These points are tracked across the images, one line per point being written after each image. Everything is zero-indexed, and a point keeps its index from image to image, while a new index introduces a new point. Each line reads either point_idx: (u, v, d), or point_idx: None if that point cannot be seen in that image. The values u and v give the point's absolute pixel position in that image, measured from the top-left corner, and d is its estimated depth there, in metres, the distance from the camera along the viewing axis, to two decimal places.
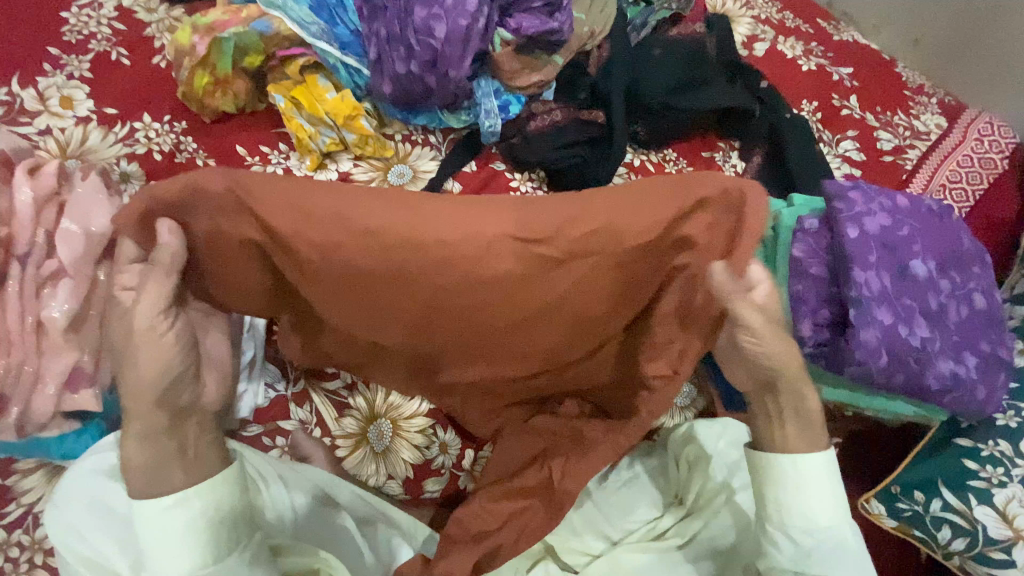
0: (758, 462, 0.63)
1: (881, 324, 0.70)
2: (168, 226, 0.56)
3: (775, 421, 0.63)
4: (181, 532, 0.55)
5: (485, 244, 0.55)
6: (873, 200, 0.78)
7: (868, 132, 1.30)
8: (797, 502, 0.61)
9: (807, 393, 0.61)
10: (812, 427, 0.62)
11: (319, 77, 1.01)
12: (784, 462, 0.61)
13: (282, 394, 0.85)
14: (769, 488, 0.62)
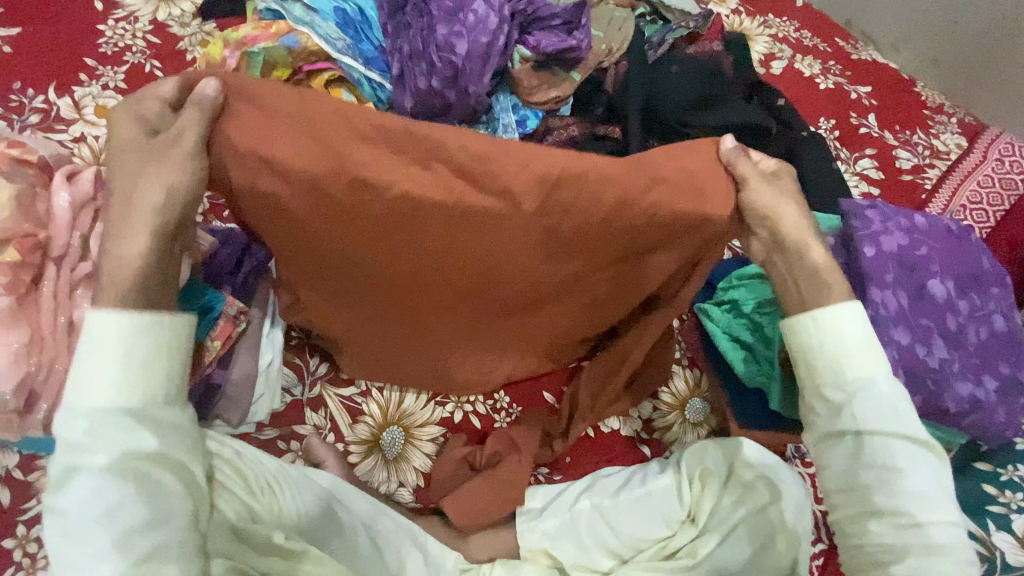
0: (785, 331, 0.65)
1: (897, 344, 0.70)
2: (213, 84, 0.54)
3: (788, 280, 0.66)
4: (126, 356, 0.53)
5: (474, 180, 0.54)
6: (891, 219, 0.77)
7: (887, 151, 1.30)
8: (831, 346, 0.61)
9: (811, 249, 0.65)
10: (824, 286, 0.63)
11: (343, 91, 1.03)
12: (806, 320, 0.63)
13: (297, 398, 0.86)
14: (804, 353, 0.63)
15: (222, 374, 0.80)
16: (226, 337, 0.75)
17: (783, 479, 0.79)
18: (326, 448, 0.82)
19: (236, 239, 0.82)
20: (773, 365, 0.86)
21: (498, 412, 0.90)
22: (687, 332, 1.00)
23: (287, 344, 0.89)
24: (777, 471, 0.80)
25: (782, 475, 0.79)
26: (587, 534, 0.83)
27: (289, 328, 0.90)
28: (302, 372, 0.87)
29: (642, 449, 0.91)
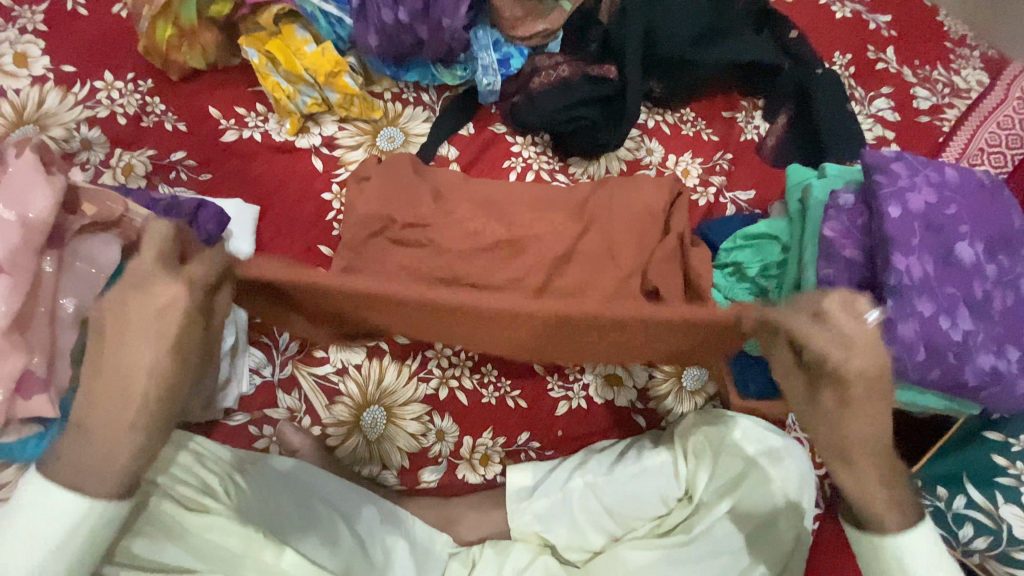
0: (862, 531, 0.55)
1: (920, 316, 0.63)
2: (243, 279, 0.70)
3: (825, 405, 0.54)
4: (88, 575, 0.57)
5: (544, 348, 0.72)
6: (918, 172, 0.70)
7: (905, 89, 1.19)
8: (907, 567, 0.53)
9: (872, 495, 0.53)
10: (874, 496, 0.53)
11: (297, 28, 0.89)
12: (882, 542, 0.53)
13: (268, 378, 0.80)
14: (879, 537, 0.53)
15: None
16: None
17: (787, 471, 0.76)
18: (300, 435, 0.77)
19: (182, 210, 0.71)
20: None
21: (486, 388, 0.84)
22: None
23: (253, 322, 0.82)
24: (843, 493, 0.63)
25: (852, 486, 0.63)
26: (579, 511, 0.77)
27: (253, 305, 0.83)
28: (272, 351, 0.81)
29: (638, 420, 0.88)
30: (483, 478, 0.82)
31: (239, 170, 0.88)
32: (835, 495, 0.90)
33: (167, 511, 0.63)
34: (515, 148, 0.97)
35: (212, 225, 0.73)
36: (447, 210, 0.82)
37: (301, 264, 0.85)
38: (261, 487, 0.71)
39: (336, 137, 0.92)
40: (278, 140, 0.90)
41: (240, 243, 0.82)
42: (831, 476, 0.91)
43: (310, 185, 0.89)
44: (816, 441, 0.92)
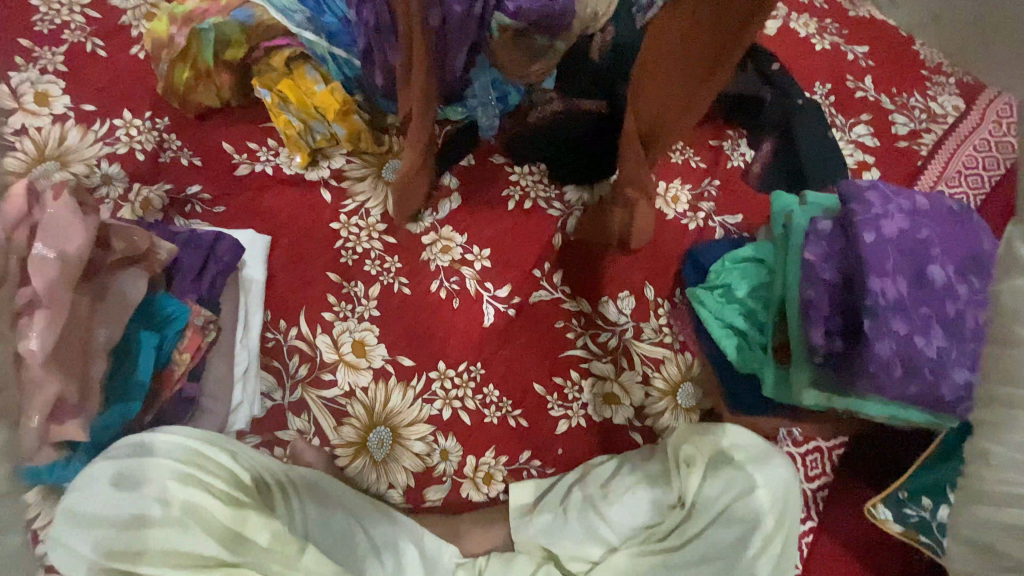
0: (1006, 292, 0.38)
1: (895, 335, 0.68)
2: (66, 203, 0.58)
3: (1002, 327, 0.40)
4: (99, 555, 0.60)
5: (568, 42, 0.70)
6: (891, 200, 0.75)
7: (883, 116, 1.26)
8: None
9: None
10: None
11: (307, 68, 0.91)
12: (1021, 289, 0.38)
13: (279, 402, 0.84)
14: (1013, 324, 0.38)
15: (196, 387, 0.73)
16: (196, 349, 0.71)
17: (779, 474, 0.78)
18: (313, 453, 0.81)
19: (200, 242, 0.75)
20: (766, 352, 0.85)
21: (488, 407, 0.89)
22: (678, 317, 0.98)
23: (264, 347, 0.86)
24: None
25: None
26: (580, 522, 0.81)
27: (264, 330, 0.87)
28: (282, 376, 0.85)
29: (634, 436, 0.91)
30: (485, 497, 0.85)
31: (251, 201, 0.92)
32: (826, 507, 0.93)
33: (199, 502, 0.65)
34: (513, 177, 1.03)
35: (229, 256, 0.77)
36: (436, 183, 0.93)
37: (310, 290, 0.90)
38: (277, 493, 0.73)
39: (345, 170, 0.97)
40: (289, 173, 0.95)
41: (253, 271, 0.87)
42: (823, 489, 0.94)
43: (318, 216, 0.93)
44: (806, 456, 0.95)
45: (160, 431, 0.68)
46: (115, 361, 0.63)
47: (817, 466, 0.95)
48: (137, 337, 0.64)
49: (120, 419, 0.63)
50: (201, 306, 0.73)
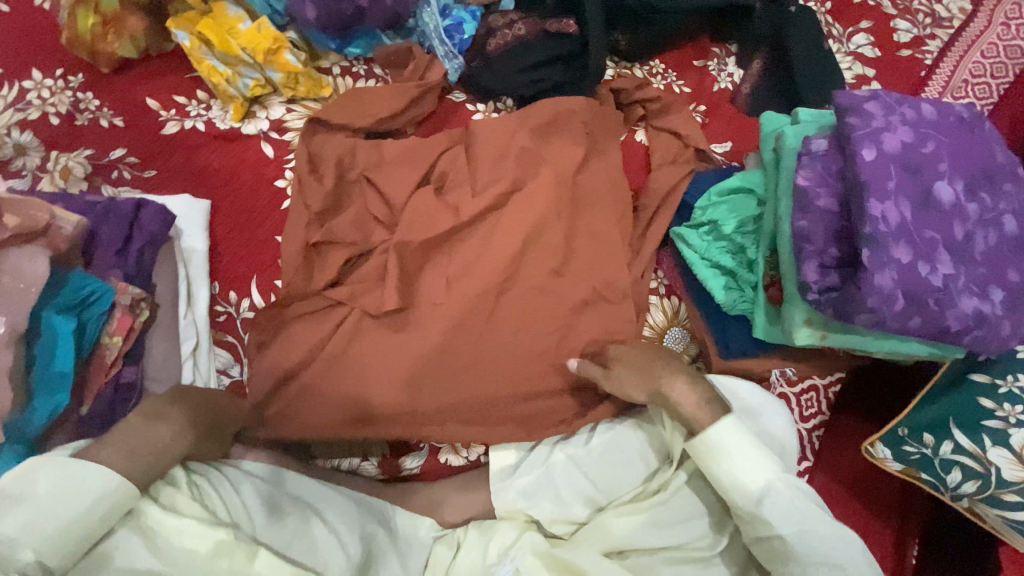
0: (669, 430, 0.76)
1: (898, 263, 0.60)
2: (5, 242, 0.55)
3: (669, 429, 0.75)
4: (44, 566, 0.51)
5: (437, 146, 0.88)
6: (893, 111, 0.66)
7: (884, 23, 1.13)
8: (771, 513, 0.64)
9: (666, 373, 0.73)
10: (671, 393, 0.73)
11: (228, 4, 0.84)
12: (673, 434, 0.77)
13: (236, 379, 0.78)
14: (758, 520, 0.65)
15: (135, 371, 0.66)
16: (128, 330, 0.64)
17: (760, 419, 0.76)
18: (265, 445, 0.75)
19: (120, 212, 0.67)
20: (756, 290, 0.79)
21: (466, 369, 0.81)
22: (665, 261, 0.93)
23: (214, 321, 0.79)
24: (762, 492, 0.65)
25: (767, 487, 0.65)
26: (563, 485, 0.78)
27: (213, 304, 0.80)
28: (239, 351, 0.79)
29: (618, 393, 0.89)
30: (467, 460, 0.83)
31: (185, 163, 0.83)
32: (822, 447, 0.89)
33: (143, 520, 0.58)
34: (478, 116, 0.92)
35: (156, 225, 0.69)
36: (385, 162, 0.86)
37: (261, 256, 0.82)
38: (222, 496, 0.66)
39: (285, 119, 0.87)
40: (223, 128, 0.85)
41: (193, 241, 0.79)
42: (819, 428, 0.90)
43: (261, 173, 0.85)
44: (802, 394, 0.90)
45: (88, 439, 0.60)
46: (30, 352, 0.57)
47: (812, 405, 0.90)
48: (49, 324, 0.58)
49: (47, 414, 0.57)
50: (130, 283, 0.65)
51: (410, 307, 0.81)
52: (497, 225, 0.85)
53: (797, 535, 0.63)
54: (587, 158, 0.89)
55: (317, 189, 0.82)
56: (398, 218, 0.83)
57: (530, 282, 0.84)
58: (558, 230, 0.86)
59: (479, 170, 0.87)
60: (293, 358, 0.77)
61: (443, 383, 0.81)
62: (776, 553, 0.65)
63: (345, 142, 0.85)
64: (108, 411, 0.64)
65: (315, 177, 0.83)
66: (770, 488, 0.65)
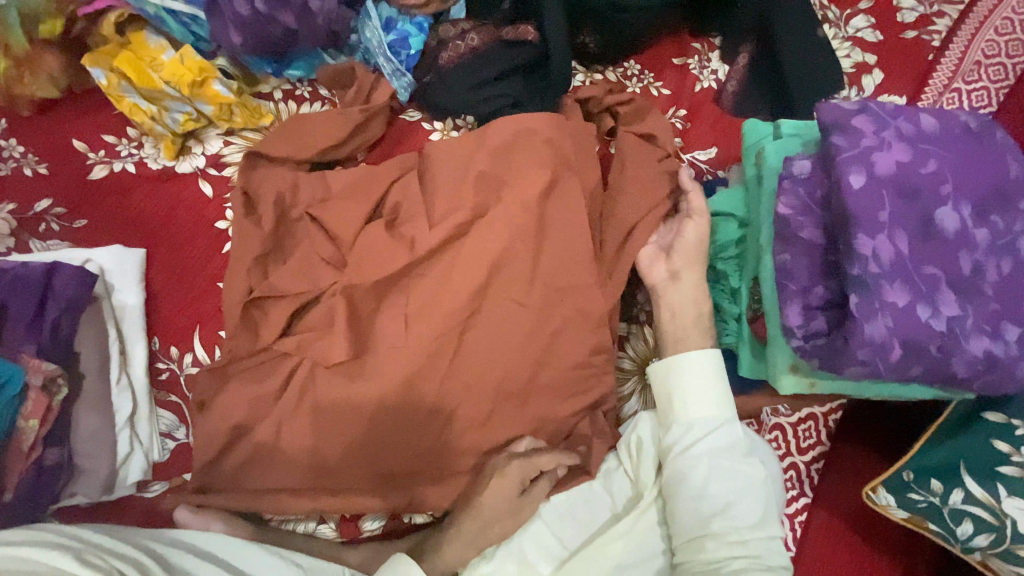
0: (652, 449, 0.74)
1: (893, 308, 0.52)
2: None
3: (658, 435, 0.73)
4: None
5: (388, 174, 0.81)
6: (886, 126, 0.57)
7: (886, 2, 1.02)
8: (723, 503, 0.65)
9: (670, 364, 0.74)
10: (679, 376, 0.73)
11: (147, 33, 0.77)
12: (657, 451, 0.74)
13: (182, 442, 0.73)
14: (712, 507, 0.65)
15: (60, 451, 0.63)
16: (46, 411, 0.60)
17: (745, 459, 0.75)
18: (201, 517, 0.69)
19: (30, 281, 0.62)
20: (741, 322, 0.72)
21: (428, 418, 0.75)
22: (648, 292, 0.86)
23: (156, 380, 0.74)
24: (714, 424, 0.68)
25: (717, 421, 0.69)
26: (527, 546, 0.71)
27: (154, 360, 0.75)
28: (184, 413, 0.74)
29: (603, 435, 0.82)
30: (431, 517, 0.78)
31: (116, 209, 0.77)
32: (823, 482, 0.82)
33: None
34: (434, 136, 0.85)
35: (73, 289, 0.64)
36: (331, 197, 0.79)
37: (204, 306, 0.76)
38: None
39: (223, 154, 0.80)
40: (155, 168, 0.79)
41: (126, 296, 0.73)
42: (818, 460, 0.83)
43: (200, 215, 0.78)
44: (799, 425, 0.83)
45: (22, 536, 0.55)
46: None
47: (811, 435, 0.83)
48: None
49: None
50: (45, 358, 0.61)
51: (363, 355, 0.75)
52: (457, 261, 0.78)
53: (715, 478, 0.66)
54: (552, 181, 0.80)
55: (257, 232, 0.75)
56: (346, 257, 0.77)
57: (494, 321, 0.77)
58: (525, 260, 0.78)
59: (434, 199, 0.80)
60: (239, 418, 0.72)
61: (407, 451, 0.75)
62: (694, 492, 0.66)
63: (286, 177, 0.78)
64: (34, 497, 0.61)
65: (253, 218, 0.76)
66: (716, 425, 0.68)
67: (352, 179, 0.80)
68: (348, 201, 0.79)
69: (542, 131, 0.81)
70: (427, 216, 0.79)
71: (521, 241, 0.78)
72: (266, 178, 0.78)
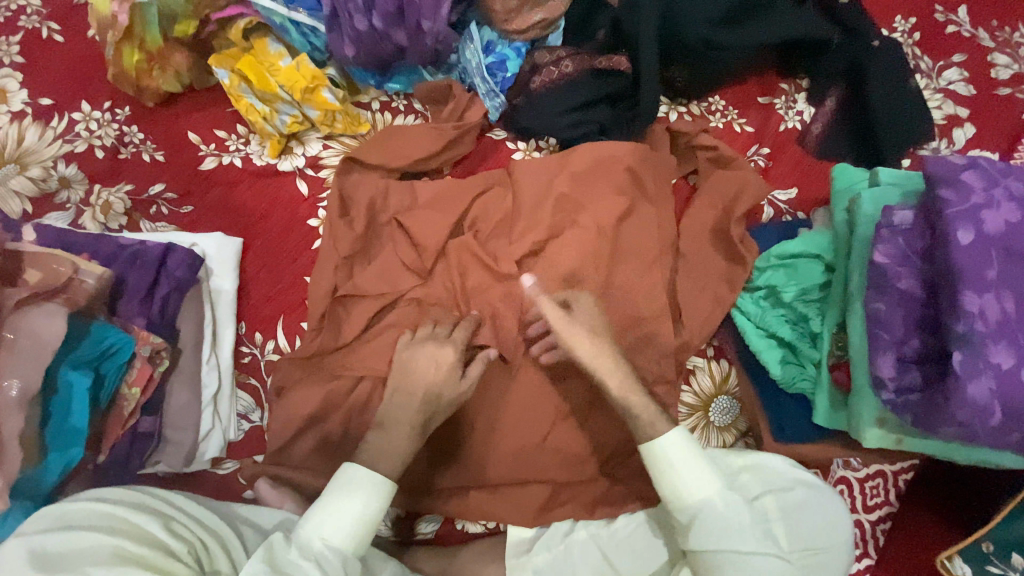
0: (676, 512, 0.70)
1: (997, 370, 0.51)
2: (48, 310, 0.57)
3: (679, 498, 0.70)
4: None
5: (473, 187, 0.84)
6: (997, 183, 0.56)
7: (983, 56, 1.00)
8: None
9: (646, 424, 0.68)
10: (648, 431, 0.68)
11: (269, 41, 0.83)
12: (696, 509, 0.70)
13: (256, 425, 0.77)
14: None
15: (153, 420, 0.66)
16: (147, 380, 0.63)
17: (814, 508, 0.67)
18: (277, 493, 0.72)
19: (148, 260, 0.67)
20: (819, 369, 0.71)
21: (491, 429, 0.76)
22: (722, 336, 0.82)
23: (239, 363, 0.78)
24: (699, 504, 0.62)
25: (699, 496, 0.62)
26: (580, 566, 0.72)
27: (239, 344, 0.79)
28: (260, 396, 0.77)
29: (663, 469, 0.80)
30: (484, 528, 0.80)
31: (219, 199, 0.83)
32: (888, 544, 0.79)
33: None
34: (517, 155, 0.89)
35: (182, 270, 0.68)
36: (416, 206, 0.82)
37: (288, 298, 0.81)
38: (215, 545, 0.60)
39: (321, 156, 0.85)
40: (260, 165, 0.84)
41: (221, 281, 0.78)
42: (884, 520, 0.81)
43: (294, 211, 0.83)
44: (867, 481, 0.81)
45: (87, 496, 0.57)
46: (46, 409, 0.57)
47: (879, 493, 0.81)
48: (66, 380, 0.57)
49: (60, 469, 0.57)
50: (150, 331, 0.65)
51: None
52: (532, 279, 0.79)
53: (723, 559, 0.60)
54: (631, 209, 0.81)
55: (347, 233, 0.79)
56: (425, 264, 0.79)
57: None
58: (597, 285, 0.79)
59: (516, 213, 0.82)
60: (312, 409, 0.74)
61: (463, 460, 0.77)
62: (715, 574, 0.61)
63: (378, 183, 0.82)
64: (125, 461, 0.65)
65: (344, 219, 0.80)
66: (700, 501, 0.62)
67: (438, 191, 0.83)
68: (432, 211, 0.82)
69: (625, 159, 0.82)
70: (505, 232, 0.82)
71: (595, 265, 0.79)
72: (358, 185, 0.82)
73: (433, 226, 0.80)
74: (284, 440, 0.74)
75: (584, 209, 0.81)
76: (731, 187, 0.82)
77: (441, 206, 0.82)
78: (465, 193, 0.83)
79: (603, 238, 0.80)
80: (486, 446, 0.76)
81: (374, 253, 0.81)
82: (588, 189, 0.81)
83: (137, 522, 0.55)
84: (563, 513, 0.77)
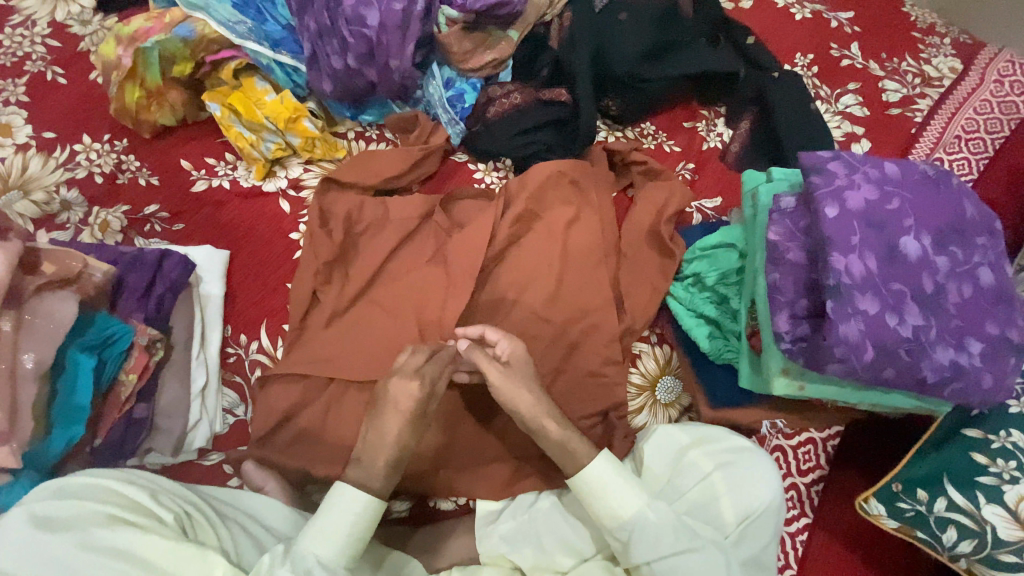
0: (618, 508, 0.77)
1: (864, 315, 0.62)
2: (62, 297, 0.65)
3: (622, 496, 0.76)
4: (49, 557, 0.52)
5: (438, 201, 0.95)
6: (857, 170, 0.69)
7: (873, 83, 1.19)
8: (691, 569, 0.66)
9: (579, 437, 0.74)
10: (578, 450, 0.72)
11: (256, 79, 0.96)
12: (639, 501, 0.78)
13: (240, 418, 0.83)
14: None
15: (146, 407, 0.73)
16: (143, 368, 0.71)
17: (739, 476, 0.74)
18: (262, 473, 0.77)
19: (146, 263, 0.76)
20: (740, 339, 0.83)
21: (461, 412, 0.84)
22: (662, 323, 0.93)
23: (225, 362, 0.85)
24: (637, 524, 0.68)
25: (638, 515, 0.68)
26: (545, 535, 0.77)
27: (225, 345, 0.86)
28: (244, 392, 0.84)
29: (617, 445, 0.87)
30: (455, 505, 0.86)
31: (209, 217, 0.92)
32: (822, 504, 0.87)
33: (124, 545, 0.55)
34: (477, 175, 1.00)
35: (177, 272, 0.77)
36: (388, 217, 0.92)
37: (271, 302, 0.89)
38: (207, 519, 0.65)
39: (302, 178, 0.95)
40: (246, 186, 0.94)
41: (210, 286, 0.86)
42: (818, 483, 0.88)
43: (277, 227, 0.92)
44: (800, 447, 0.89)
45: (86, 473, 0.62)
46: (53, 387, 0.64)
47: (811, 458, 0.89)
48: (73, 361, 0.65)
49: (63, 443, 0.63)
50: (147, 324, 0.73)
51: None
52: (491, 276, 0.89)
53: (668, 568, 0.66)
54: (577, 214, 0.93)
55: (326, 242, 0.89)
56: (396, 267, 0.89)
57: (520, 328, 0.87)
58: (550, 279, 0.89)
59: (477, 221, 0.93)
60: (293, 399, 0.81)
61: (434, 442, 0.83)
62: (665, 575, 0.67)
63: (354, 198, 0.92)
64: (119, 443, 0.71)
65: (324, 230, 0.90)
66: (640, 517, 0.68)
67: (408, 204, 0.93)
68: (403, 221, 0.92)
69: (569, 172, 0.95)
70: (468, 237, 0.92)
71: (547, 262, 0.90)
72: (334, 201, 0.92)
73: (403, 234, 0.91)
74: (267, 430, 0.80)
75: (536, 215, 0.93)
76: (662, 193, 0.95)
77: (410, 218, 0.92)
78: (432, 205, 0.94)
79: (553, 239, 0.91)
80: (455, 428, 0.84)
81: (350, 260, 0.90)
82: (538, 198, 0.93)
83: (131, 496, 0.60)
84: (526, 486, 0.84)
